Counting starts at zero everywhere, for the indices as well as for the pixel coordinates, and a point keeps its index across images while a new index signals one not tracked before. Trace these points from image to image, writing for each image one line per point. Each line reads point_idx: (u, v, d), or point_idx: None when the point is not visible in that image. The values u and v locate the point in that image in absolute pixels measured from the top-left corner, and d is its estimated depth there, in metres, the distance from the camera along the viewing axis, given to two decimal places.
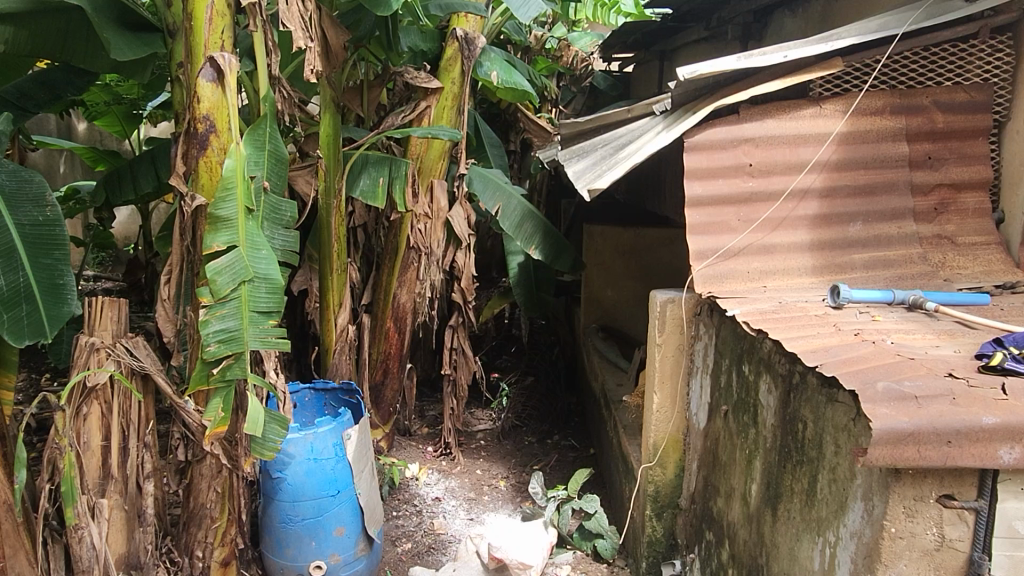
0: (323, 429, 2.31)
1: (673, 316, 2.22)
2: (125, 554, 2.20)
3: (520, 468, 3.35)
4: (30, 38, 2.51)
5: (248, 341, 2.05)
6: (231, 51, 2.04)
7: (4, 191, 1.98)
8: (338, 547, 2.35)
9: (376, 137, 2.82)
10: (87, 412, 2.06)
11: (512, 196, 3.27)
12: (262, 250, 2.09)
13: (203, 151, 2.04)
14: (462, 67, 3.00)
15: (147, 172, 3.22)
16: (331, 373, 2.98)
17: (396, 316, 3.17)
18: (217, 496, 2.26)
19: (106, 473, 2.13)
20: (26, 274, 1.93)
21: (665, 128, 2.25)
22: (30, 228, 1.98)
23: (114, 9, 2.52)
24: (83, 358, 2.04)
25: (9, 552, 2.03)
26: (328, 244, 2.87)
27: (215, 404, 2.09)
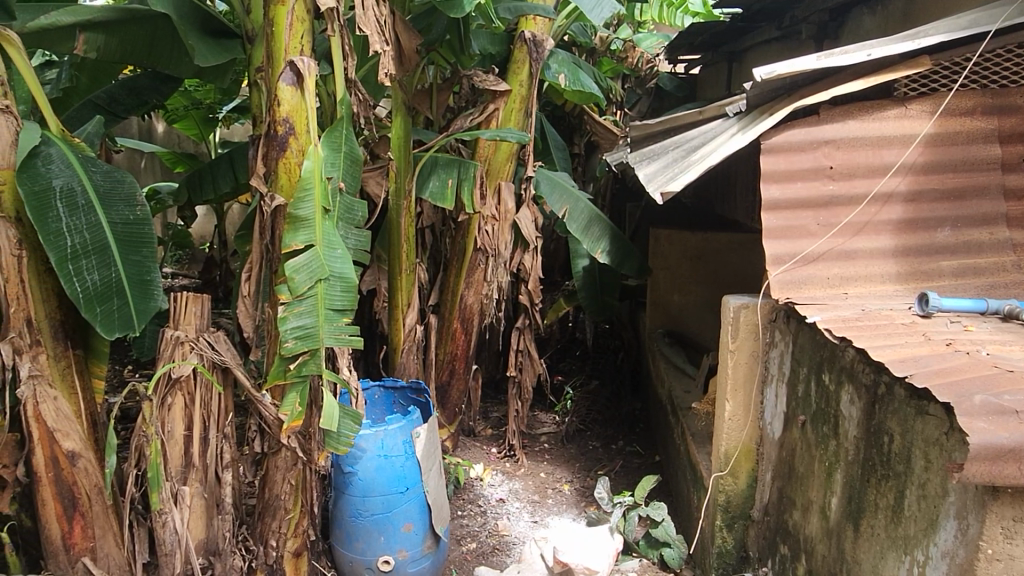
0: (394, 426, 2.34)
1: (747, 321, 2.17)
2: (204, 540, 2.27)
3: (584, 473, 3.33)
4: (120, 46, 2.64)
5: (323, 339, 2.10)
6: (310, 54, 2.10)
7: (99, 190, 2.08)
8: (406, 543, 2.37)
9: (446, 138, 2.85)
10: (171, 402, 2.15)
11: (578, 199, 3.27)
12: (337, 249, 2.14)
13: (282, 152, 2.10)
14: (530, 69, 3.00)
15: (225, 173, 3.33)
16: (399, 372, 3.03)
17: (463, 316, 3.19)
18: (291, 488, 2.32)
19: (187, 462, 2.21)
20: (118, 271, 2.02)
21: (740, 130, 2.20)
22: (122, 226, 2.07)
23: (199, 17, 2.64)
24: (169, 351, 2.14)
25: (98, 532, 2.17)
26: (397, 245, 2.91)
27: (291, 398, 2.16)
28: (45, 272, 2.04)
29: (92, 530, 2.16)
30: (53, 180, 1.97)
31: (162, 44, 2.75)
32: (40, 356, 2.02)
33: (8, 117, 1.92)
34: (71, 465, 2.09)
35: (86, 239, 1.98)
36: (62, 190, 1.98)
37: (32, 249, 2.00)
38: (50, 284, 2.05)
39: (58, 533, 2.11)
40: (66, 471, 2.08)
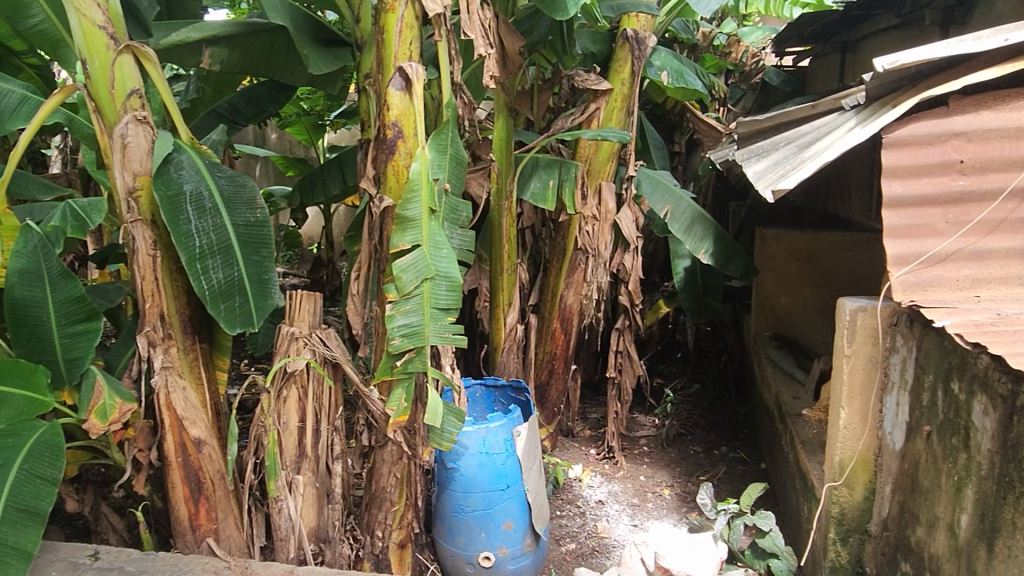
0: (495, 424, 2.38)
1: (865, 325, 2.06)
2: (316, 528, 2.37)
3: (685, 478, 3.27)
4: (241, 58, 2.80)
5: (428, 337, 2.15)
6: (418, 60, 2.16)
7: (224, 194, 2.20)
8: (506, 540, 2.40)
9: (546, 139, 2.86)
10: (286, 395, 2.26)
11: (681, 198, 3.20)
12: (443, 248, 2.18)
13: (391, 155, 2.17)
14: (632, 67, 2.97)
15: (335, 177, 3.46)
16: (500, 371, 3.07)
17: (563, 316, 3.20)
18: (397, 481, 2.39)
19: (301, 452, 2.31)
20: (240, 270, 2.14)
21: (858, 124, 2.09)
22: (243, 228, 2.19)
23: (313, 28, 2.77)
24: (285, 346, 2.27)
25: (221, 515, 2.30)
26: (499, 245, 2.97)
27: (397, 394, 2.22)
28: (176, 271, 2.19)
29: (216, 512, 2.30)
30: (184, 186, 2.11)
31: (279, 55, 2.90)
32: (171, 348, 2.18)
33: (146, 128, 2.08)
34: (197, 451, 2.23)
35: (212, 240, 2.11)
36: (192, 194, 2.11)
37: (166, 249, 2.16)
38: (181, 283, 2.21)
39: (185, 514, 2.26)
40: (193, 457, 2.23)
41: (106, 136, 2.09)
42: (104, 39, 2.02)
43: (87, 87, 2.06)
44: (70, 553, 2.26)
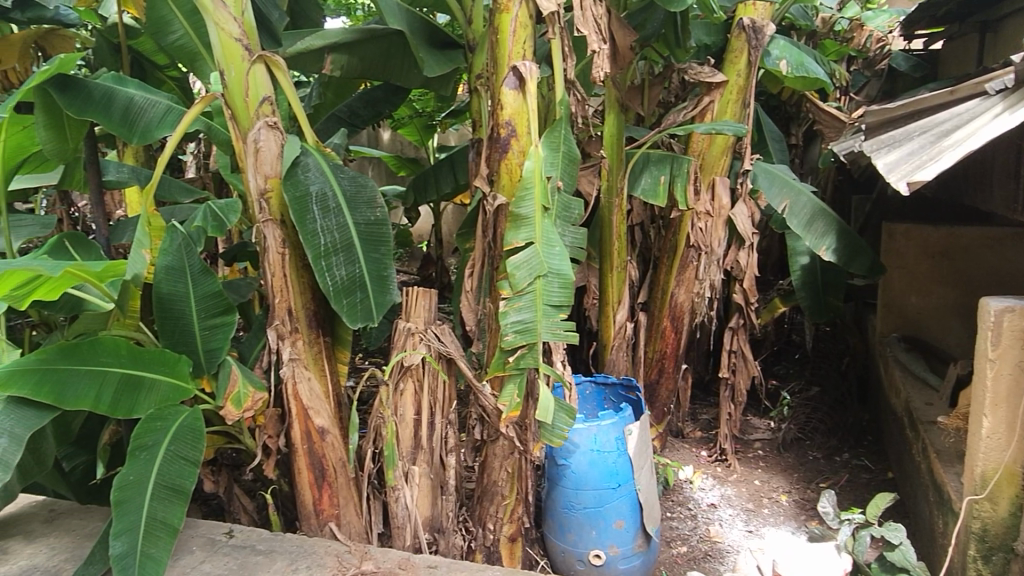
0: (607, 422, 2.37)
1: (1012, 327, 1.91)
2: (430, 517, 2.44)
3: (803, 485, 3.13)
4: (360, 63, 2.91)
5: (540, 333, 2.17)
6: (532, 59, 2.18)
7: (346, 194, 2.30)
8: (617, 539, 2.38)
9: (658, 134, 2.82)
10: (403, 388, 2.35)
11: (801, 192, 3.07)
12: (556, 246, 2.19)
13: (505, 154, 2.20)
14: (748, 58, 2.87)
15: (447, 175, 3.54)
16: (609, 368, 3.05)
17: (673, 314, 3.13)
18: (508, 476, 2.42)
19: (416, 444, 2.39)
20: (361, 266, 2.22)
21: (1005, 110, 1.94)
22: (364, 226, 2.28)
23: (428, 31, 2.85)
24: (401, 341, 2.35)
25: (342, 501, 2.41)
26: (608, 241, 2.96)
27: (509, 390, 2.26)
28: (302, 268, 2.31)
29: (338, 499, 2.41)
30: (310, 187, 2.22)
31: (396, 57, 2.99)
32: (297, 341, 2.30)
33: (276, 132, 2.21)
34: (321, 439, 2.35)
35: (335, 238, 2.20)
36: (317, 195, 2.22)
37: (293, 248, 2.28)
38: (307, 280, 2.33)
39: (310, 499, 2.39)
40: (317, 445, 2.35)
41: (240, 141, 2.23)
42: (240, 49, 2.15)
43: (225, 95, 2.21)
44: (208, 530, 2.43)
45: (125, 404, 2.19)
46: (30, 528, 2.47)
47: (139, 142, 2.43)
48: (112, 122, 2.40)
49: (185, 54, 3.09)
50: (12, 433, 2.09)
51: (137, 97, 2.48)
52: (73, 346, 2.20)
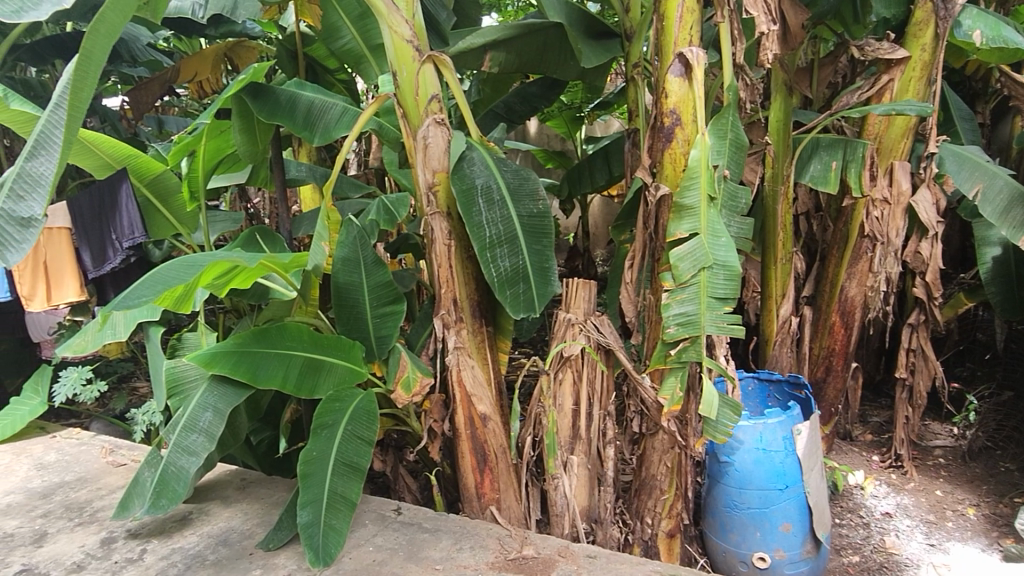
0: (773, 420, 2.29)
1: None
2: (587, 507, 2.45)
3: (994, 499, 2.85)
4: (517, 58, 2.96)
5: (704, 326, 2.10)
6: (699, 45, 2.11)
7: (510, 187, 2.35)
8: (784, 543, 2.27)
9: (829, 118, 2.65)
10: (562, 377, 2.39)
11: (997, 175, 2.72)
12: (722, 236, 2.09)
13: (669, 143, 2.16)
14: (935, 30, 2.63)
15: (602, 166, 3.52)
16: (771, 365, 2.93)
17: (843, 309, 2.94)
18: (668, 470, 2.38)
19: (575, 434, 2.41)
20: (524, 258, 2.27)
21: None
22: (527, 219, 2.33)
23: (586, 23, 2.86)
24: (561, 331, 2.40)
25: (502, 486, 2.47)
26: (773, 232, 2.86)
27: (671, 383, 2.22)
28: (466, 260, 2.40)
29: (498, 484, 2.47)
30: (476, 180, 2.29)
31: (552, 50, 3.01)
32: (461, 330, 2.38)
33: (443, 129, 2.29)
34: (483, 426, 2.43)
35: (500, 230, 2.26)
36: (482, 188, 2.29)
37: (458, 240, 2.37)
38: (471, 271, 2.41)
39: (472, 482, 2.48)
40: (479, 431, 2.43)
41: (411, 138, 2.34)
42: (411, 51, 2.24)
43: (397, 95, 2.32)
44: (379, 506, 2.59)
45: (308, 386, 2.37)
46: (226, 494, 2.75)
47: (320, 143, 2.59)
48: (296, 124, 2.58)
49: (353, 57, 3.31)
50: (217, 408, 2.36)
51: (316, 101, 2.62)
52: (264, 331, 2.42)
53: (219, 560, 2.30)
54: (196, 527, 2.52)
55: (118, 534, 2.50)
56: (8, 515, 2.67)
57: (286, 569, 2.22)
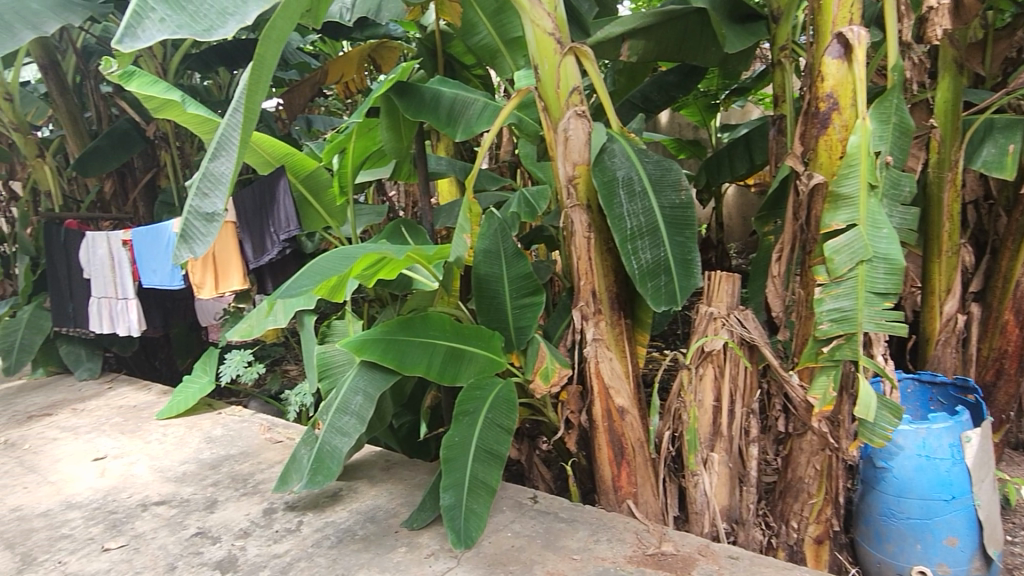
0: (939, 426, 2.13)
1: None
2: (727, 507, 2.37)
3: None
4: (656, 46, 2.89)
5: (862, 323, 1.98)
6: (860, 23, 1.98)
7: (652, 178, 2.31)
8: (948, 559, 2.11)
9: (1005, 97, 2.41)
10: (702, 373, 2.33)
11: None
12: (884, 228, 1.96)
13: (825, 129, 2.04)
14: None
15: (742, 155, 3.40)
16: (932, 366, 2.73)
17: (1018, 307, 2.69)
18: (816, 473, 2.27)
19: (716, 430, 2.34)
20: (666, 251, 2.22)
21: None
22: (669, 210, 2.28)
23: (729, 6, 2.76)
24: (704, 326, 2.34)
25: (639, 480, 2.44)
26: (937, 223, 2.64)
27: (822, 382, 2.11)
28: (606, 252, 2.40)
29: (635, 478, 2.44)
30: (617, 172, 2.27)
31: (692, 38, 2.93)
32: (600, 322, 2.38)
33: (584, 121, 2.28)
34: (620, 419, 2.41)
35: (641, 222, 2.23)
36: (624, 180, 2.27)
37: (598, 232, 2.37)
38: (610, 263, 2.41)
39: (609, 474, 2.48)
40: (617, 423, 2.42)
41: (552, 131, 2.36)
42: (553, 44, 2.25)
43: (538, 89, 2.34)
44: (516, 494, 2.65)
45: (451, 372, 2.45)
46: (372, 473, 2.90)
47: (462, 138, 2.61)
48: (439, 121, 2.65)
49: (488, 52, 3.37)
50: (367, 392, 2.50)
51: (459, 97, 2.68)
52: (408, 320, 2.54)
53: (368, 536, 2.43)
54: (346, 503, 2.67)
55: (278, 505, 2.70)
56: (184, 482, 2.95)
57: (430, 548, 2.31)
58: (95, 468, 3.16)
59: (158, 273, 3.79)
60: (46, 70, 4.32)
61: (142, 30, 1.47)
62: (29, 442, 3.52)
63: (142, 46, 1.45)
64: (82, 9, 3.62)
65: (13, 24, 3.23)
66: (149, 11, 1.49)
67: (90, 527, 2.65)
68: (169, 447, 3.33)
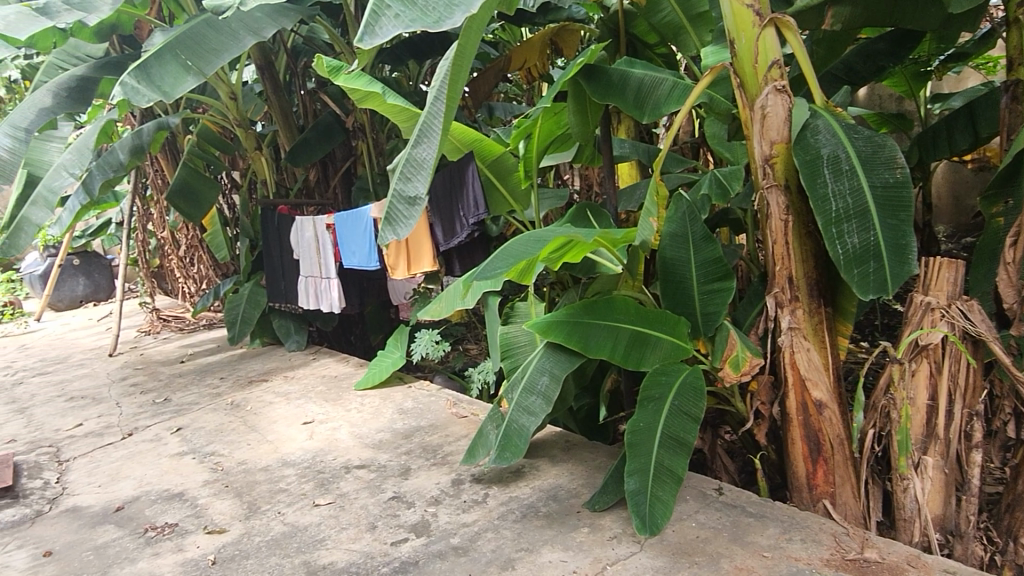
0: None
1: None
2: (941, 517, 2.16)
3: None
4: (864, 14, 2.60)
5: None
6: None
7: (862, 155, 2.11)
8: None
9: None
10: (916, 368, 2.14)
11: None
12: None
13: None
14: None
15: (965, 127, 3.03)
16: None
17: None
18: None
19: (931, 432, 2.14)
20: (876, 234, 2.03)
21: None
22: (882, 189, 2.06)
23: None
24: (919, 317, 2.14)
25: (838, 480, 2.28)
26: None
27: None
28: (806, 236, 2.24)
29: (834, 477, 2.29)
30: (822, 149, 2.12)
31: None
32: (798, 311, 2.25)
33: (784, 96, 2.14)
34: (818, 413, 2.26)
35: (848, 204, 2.06)
36: (829, 158, 2.11)
37: (798, 215, 2.23)
38: (810, 247, 2.25)
39: (804, 471, 2.35)
40: (814, 418, 2.28)
41: (748, 109, 2.24)
42: (751, 16, 2.14)
43: (734, 64, 2.24)
44: (700, 484, 2.59)
45: (635, 357, 2.43)
46: (553, 453, 2.96)
47: (649, 120, 2.58)
48: (627, 104, 2.62)
49: (671, 29, 3.26)
50: (552, 372, 2.56)
51: (646, 77, 2.62)
52: (593, 303, 2.55)
53: (551, 513, 2.49)
54: (529, 480, 2.75)
55: (465, 477, 2.84)
56: (381, 449, 3.19)
57: (613, 531, 2.32)
58: (305, 431, 3.49)
59: (358, 254, 4.10)
60: (263, 70, 4.79)
61: (380, 27, 1.63)
62: (251, 404, 3.97)
63: (380, 42, 1.60)
64: (295, 14, 3.95)
65: (238, 31, 3.62)
66: (385, 9, 1.65)
67: (303, 483, 2.94)
68: (367, 416, 3.60)
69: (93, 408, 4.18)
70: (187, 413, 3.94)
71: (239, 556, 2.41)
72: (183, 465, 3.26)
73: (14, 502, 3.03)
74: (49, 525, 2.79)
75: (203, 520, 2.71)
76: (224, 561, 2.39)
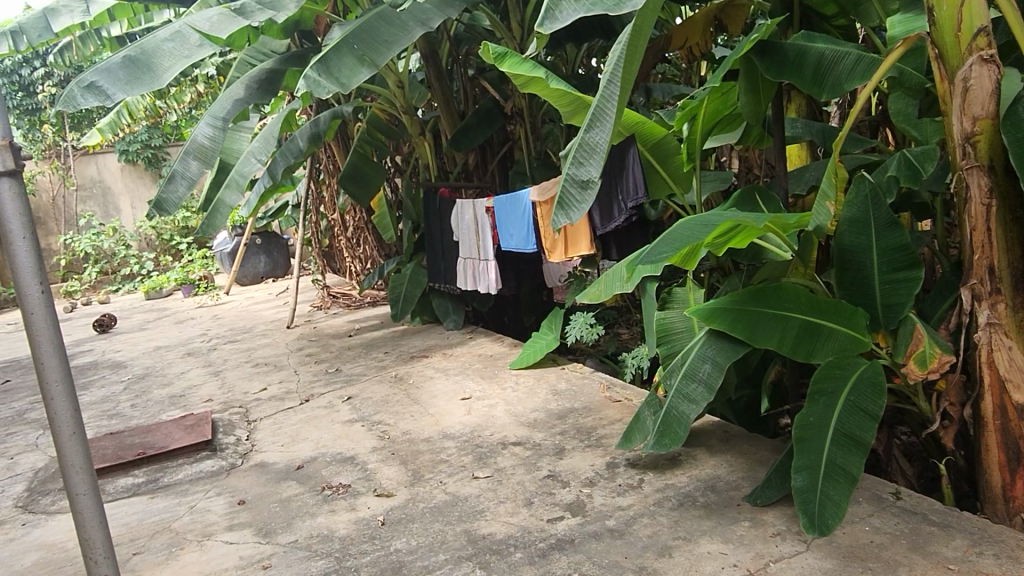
0: None
1: None
2: None
3: None
4: None
5: None
6: None
7: None
8: None
9: None
10: None
11: None
12: None
13: None
14: None
15: None
16: None
17: None
18: None
19: None
20: None
21: None
22: None
23: None
24: None
25: None
26: None
27: None
28: (1012, 222, 2.02)
29: None
30: None
31: None
32: (999, 305, 2.05)
33: (992, 67, 1.93)
34: (1019, 418, 2.05)
35: None
36: None
37: (1003, 199, 2.02)
38: (1017, 235, 2.02)
39: (998, 481, 2.13)
40: (1015, 424, 2.06)
41: (946, 82, 2.05)
42: None
43: (932, 34, 2.05)
44: (875, 486, 2.43)
45: (805, 349, 2.30)
46: (711, 443, 2.89)
47: (829, 98, 2.46)
48: (804, 81, 2.49)
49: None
50: (716, 360, 2.49)
51: (827, 51, 2.47)
52: (761, 291, 2.41)
53: (710, 504, 2.43)
54: (686, 469, 2.71)
55: (620, 460, 2.84)
56: (536, 428, 3.26)
57: (777, 528, 2.23)
58: (464, 406, 3.64)
59: (515, 237, 4.19)
60: (428, 59, 4.98)
61: (560, 10, 1.95)
62: (413, 378, 4.19)
63: (559, 25, 1.92)
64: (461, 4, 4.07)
65: (407, 23, 3.81)
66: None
67: (463, 456, 3.07)
68: (522, 395, 3.69)
69: (275, 374, 4.59)
70: (356, 384, 4.22)
71: (405, 519, 2.56)
72: (354, 431, 3.51)
73: (213, 454, 3.41)
74: (242, 477, 3.11)
75: (373, 483, 2.90)
76: (392, 522, 2.55)
